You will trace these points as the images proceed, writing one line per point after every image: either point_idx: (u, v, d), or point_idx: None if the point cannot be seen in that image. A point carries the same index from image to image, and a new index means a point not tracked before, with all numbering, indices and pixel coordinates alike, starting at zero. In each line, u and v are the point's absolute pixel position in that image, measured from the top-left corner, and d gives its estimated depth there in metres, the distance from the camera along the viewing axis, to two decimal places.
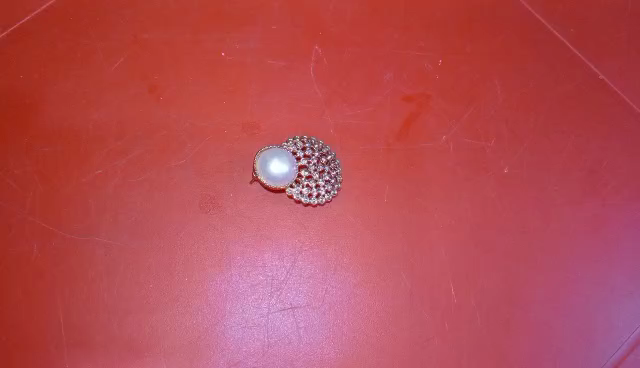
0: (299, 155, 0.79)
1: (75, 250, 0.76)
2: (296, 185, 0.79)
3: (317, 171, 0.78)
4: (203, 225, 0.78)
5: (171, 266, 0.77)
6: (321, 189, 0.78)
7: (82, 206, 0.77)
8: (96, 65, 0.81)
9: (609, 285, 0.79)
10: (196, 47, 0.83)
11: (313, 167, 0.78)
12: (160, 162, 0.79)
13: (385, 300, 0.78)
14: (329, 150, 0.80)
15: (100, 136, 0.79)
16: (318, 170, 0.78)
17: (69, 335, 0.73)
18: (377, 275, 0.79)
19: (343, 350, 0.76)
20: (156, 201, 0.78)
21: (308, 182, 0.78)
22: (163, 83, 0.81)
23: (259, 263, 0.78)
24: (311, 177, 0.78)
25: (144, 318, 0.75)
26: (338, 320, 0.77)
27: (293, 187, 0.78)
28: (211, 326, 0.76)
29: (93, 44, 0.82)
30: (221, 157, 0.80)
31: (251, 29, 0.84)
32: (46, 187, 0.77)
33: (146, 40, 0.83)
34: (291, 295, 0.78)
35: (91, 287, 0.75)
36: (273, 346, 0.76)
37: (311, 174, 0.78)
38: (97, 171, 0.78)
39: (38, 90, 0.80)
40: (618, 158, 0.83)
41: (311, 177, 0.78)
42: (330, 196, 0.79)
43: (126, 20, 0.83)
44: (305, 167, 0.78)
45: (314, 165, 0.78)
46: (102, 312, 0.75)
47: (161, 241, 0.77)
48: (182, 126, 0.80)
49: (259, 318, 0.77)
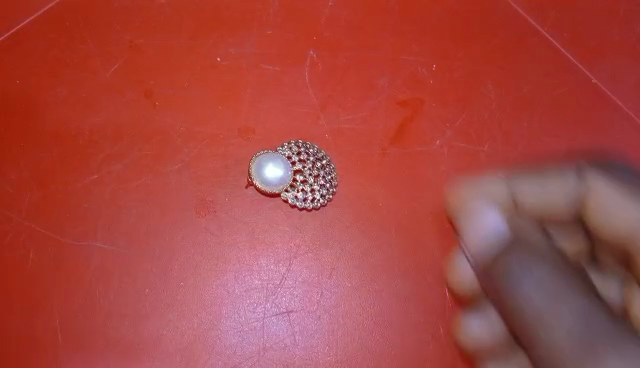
0: (295, 160, 0.80)
1: (71, 255, 0.76)
2: (292, 189, 0.80)
3: (312, 175, 0.80)
4: (199, 230, 0.78)
5: (167, 271, 0.77)
6: (316, 193, 0.79)
7: (79, 210, 0.78)
8: (92, 71, 0.82)
9: (562, 174, 0.74)
10: (191, 52, 0.83)
11: (308, 171, 0.80)
12: (156, 167, 0.79)
13: (381, 304, 0.78)
14: (324, 154, 0.81)
15: (96, 141, 0.80)
16: (313, 174, 0.80)
17: (66, 339, 0.75)
18: (372, 278, 0.79)
19: (338, 354, 0.76)
20: (153, 205, 0.78)
21: (302, 187, 0.80)
22: (159, 89, 0.82)
23: (254, 268, 0.78)
24: (305, 183, 0.80)
25: (140, 322, 0.75)
26: (334, 325, 0.77)
27: (288, 192, 0.79)
28: (206, 331, 0.76)
29: (89, 49, 0.83)
30: (216, 162, 0.80)
31: (247, 34, 0.84)
32: (44, 192, 0.78)
33: (142, 45, 0.83)
34: (287, 299, 0.77)
35: (87, 293, 0.76)
36: (268, 350, 0.76)
37: (307, 180, 0.80)
38: (92, 175, 0.79)
39: (35, 95, 0.81)
40: (613, 153, 0.82)
41: (306, 183, 0.80)
42: (326, 200, 0.80)
43: (123, 26, 0.84)
44: (300, 172, 0.80)
45: (309, 170, 0.80)
46: (99, 317, 0.75)
47: (157, 246, 0.77)
48: (178, 132, 0.81)
49: (255, 322, 0.77)
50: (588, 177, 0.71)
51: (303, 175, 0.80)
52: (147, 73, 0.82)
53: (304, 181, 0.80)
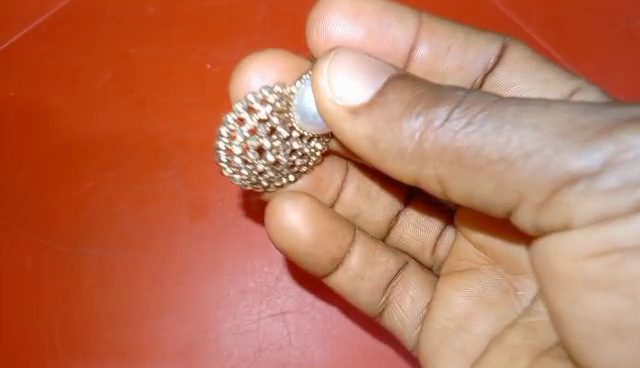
0: (283, 87, 0.63)
1: (70, 262, 0.79)
2: (243, 140, 0.63)
3: (263, 164, 0.65)
4: (194, 234, 0.81)
5: (162, 276, 0.79)
6: (272, 178, 0.68)
7: (75, 217, 0.80)
8: (85, 81, 0.84)
9: (504, 39, 0.74)
10: (181, 61, 0.85)
11: (288, 112, 0.62)
12: (149, 173, 0.82)
13: (376, 286, 0.74)
14: (306, 156, 0.68)
15: (90, 150, 0.82)
16: (286, 145, 0.64)
17: (66, 343, 0.77)
18: (369, 272, 0.73)
19: (333, 352, 0.80)
20: (147, 210, 0.81)
21: (243, 154, 0.63)
22: (150, 98, 0.84)
23: (248, 269, 0.82)
24: (269, 147, 0.63)
25: (137, 326, 0.78)
26: (327, 324, 0.81)
27: (237, 140, 0.63)
28: (203, 333, 0.79)
29: (81, 61, 0.85)
30: (209, 167, 0.83)
31: (235, 41, 0.86)
32: (41, 200, 0.81)
33: (133, 55, 0.85)
34: (281, 301, 0.82)
35: (86, 298, 0.79)
36: (265, 350, 0.80)
37: (245, 164, 0.64)
38: (88, 184, 0.81)
39: (30, 107, 0.83)
40: None
41: (263, 144, 0.63)
42: (247, 182, 0.67)
43: (114, 37, 0.86)
44: (270, 90, 0.62)
45: (296, 122, 0.62)
46: (96, 322, 0.78)
47: (153, 252, 0.80)
48: (170, 140, 0.83)
49: (250, 324, 0.80)
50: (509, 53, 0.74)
51: (270, 128, 0.63)
52: (140, 84, 0.85)
53: (259, 134, 0.63)
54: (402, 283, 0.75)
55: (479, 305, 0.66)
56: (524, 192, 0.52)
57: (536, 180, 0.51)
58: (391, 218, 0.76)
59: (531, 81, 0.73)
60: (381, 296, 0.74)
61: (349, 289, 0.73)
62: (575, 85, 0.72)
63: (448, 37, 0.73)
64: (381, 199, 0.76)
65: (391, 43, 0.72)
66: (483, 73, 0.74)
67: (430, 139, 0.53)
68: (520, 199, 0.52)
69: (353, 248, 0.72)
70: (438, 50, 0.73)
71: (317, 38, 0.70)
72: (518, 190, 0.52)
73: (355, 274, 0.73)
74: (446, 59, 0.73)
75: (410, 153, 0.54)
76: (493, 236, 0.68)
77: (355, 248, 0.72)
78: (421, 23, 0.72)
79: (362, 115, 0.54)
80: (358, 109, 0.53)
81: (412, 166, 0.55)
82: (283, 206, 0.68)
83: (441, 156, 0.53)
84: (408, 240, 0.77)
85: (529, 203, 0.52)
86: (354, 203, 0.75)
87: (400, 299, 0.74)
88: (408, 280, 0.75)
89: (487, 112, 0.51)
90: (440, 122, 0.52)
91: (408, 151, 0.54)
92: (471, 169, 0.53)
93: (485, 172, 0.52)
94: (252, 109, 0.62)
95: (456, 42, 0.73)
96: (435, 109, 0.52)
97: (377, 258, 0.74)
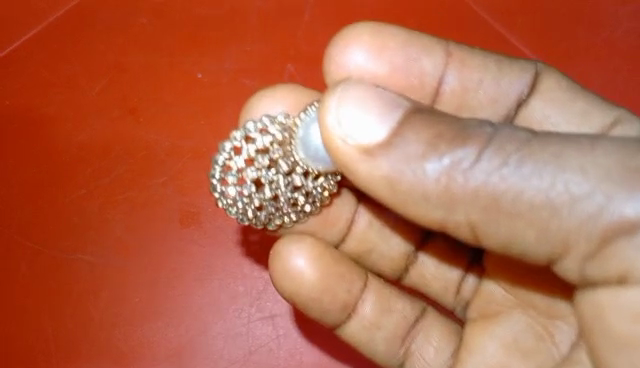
0: (287, 118, 0.64)
1: (62, 267, 0.80)
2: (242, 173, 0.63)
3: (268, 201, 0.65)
4: (185, 240, 0.82)
5: (154, 281, 0.80)
6: (279, 217, 0.67)
7: (67, 223, 0.81)
8: (79, 89, 0.86)
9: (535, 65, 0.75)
10: (173, 70, 0.87)
11: (289, 145, 0.63)
12: (141, 179, 0.83)
13: (393, 335, 0.74)
14: (316, 194, 0.68)
15: (83, 159, 0.83)
16: (288, 179, 0.64)
17: (59, 347, 0.78)
18: (385, 323, 0.74)
19: (320, 355, 0.82)
20: (140, 217, 0.82)
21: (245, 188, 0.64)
22: (142, 106, 0.85)
23: (239, 275, 0.83)
24: (267, 181, 0.64)
25: (129, 330, 0.79)
26: (313, 331, 0.82)
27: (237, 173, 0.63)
28: (195, 337, 0.80)
29: (75, 69, 0.86)
30: (200, 173, 0.84)
31: (226, 50, 0.88)
32: (35, 206, 0.82)
33: (125, 63, 0.87)
34: (271, 304, 0.83)
35: (78, 303, 0.79)
36: (255, 353, 0.80)
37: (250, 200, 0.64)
38: (81, 191, 0.82)
39: (24, 113, 0.84)
40: None
41: (262, 177, 0.63)
42: (256, 221, 0.66)
43: (108, 46, 0.87)
44: (271, 119, 0.64)
45: (299, 158, 0.63)
46: (89, 326, 0.79)
47: (145, 259, 0.81)
48: (161, 147, 0.84)
49: (240, 327, 0.81)
50: (544, 80, 0.75)
51: (271, 160, 0.63)
52: (132, 93, 0.86)
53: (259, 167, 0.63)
54: (420, 329, 0.75)
55: (508, 351, 0.68)
56: (570, 240, 0.52)
57: (586, 229, 0.51)
58: (406, 255, 0.77)
59: (567, 113, 0.74)
60: (399, 345, 0.74)
61: (364, 338, 0.73)
62: (616, 117, 0.72)
63: (480, 69, 0.74)
64: (395, 237, 0.76)
65: (418, 78, 0.73)
66: (516, 105, 0.75)
67: (457, 180, 0.52)
68: (566, 247, 0.52)
69: (364, 297, 0.73)
70: (472, 82, 0.74)
71: (335, 69, 0.71)
72: (566, 237, 0.52)
73: (370, 322, 0.73)
74: (478, 92, 0.74)
75: (435, 197, 0.53)
76: (534, 290, 0.71)
77: (367, 295, 0.73)
78: (450, 55, 0.73)
79: (378, 155, 0.53)
80: (371, 149, 0.53)
81: (439, 211, 0.54)
82: (289, 251, 0.70)
83: (472, 200, 0.53)
84: (427, 280, 0.78)
85: (578, 251, 0.52)
86: (365, 236, 0.76)
87: (421, 350, 0.75)
88: (430, 331, 0.75)
89: (537, 168, 0.51)
90: (468, 164, 0.52)
91: (432, 196, 0.53)
92: (517, 219, 0.52)
93: (524, 219, 0.52)
94: (250, 139, 0.63)
95: (488, 75, 0.74)
96: (462, 149, 0.52)
97: (393, 306, 0.74)
